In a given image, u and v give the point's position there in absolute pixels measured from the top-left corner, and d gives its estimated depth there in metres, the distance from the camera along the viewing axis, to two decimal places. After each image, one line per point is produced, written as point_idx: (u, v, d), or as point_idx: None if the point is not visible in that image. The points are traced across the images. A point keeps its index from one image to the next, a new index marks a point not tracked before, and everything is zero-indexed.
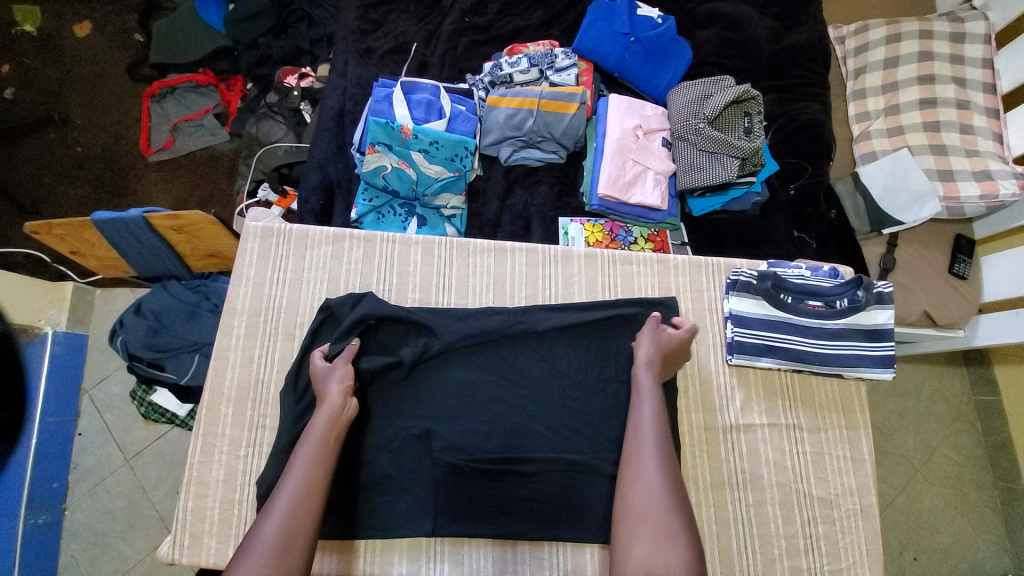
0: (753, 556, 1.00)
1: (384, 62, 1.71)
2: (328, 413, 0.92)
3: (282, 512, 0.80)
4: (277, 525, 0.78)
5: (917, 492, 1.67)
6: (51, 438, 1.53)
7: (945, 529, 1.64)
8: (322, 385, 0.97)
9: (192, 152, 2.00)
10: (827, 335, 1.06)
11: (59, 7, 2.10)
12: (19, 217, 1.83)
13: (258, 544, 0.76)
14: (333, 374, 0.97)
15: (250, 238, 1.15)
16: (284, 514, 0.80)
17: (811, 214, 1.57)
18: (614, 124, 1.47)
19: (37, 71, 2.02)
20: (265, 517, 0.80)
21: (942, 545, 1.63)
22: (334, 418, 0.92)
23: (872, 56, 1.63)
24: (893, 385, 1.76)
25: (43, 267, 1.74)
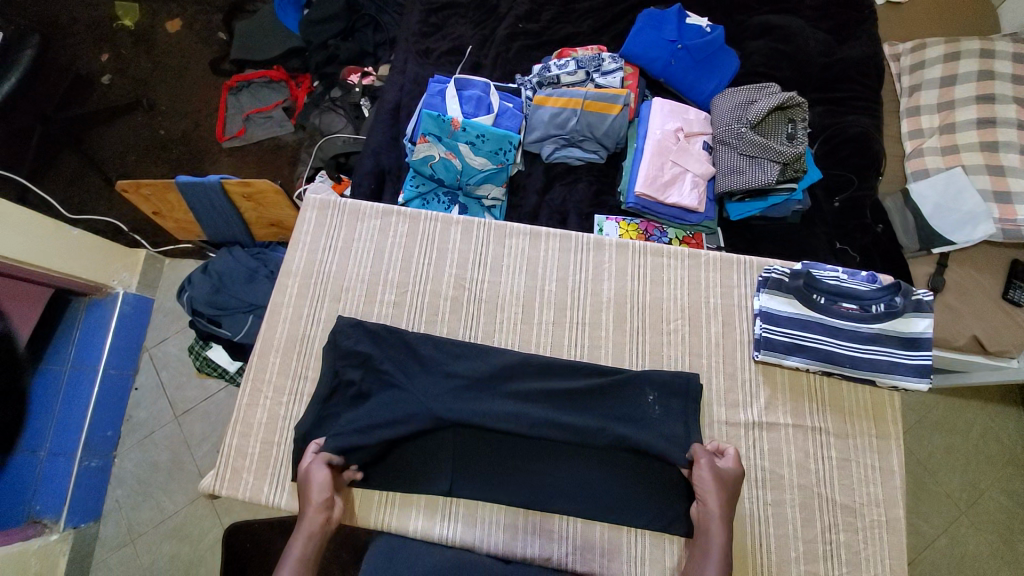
0: (767, 557, 0.99)
1: (440, 61, 1.83)
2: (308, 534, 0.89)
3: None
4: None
5: (963, 535, 1.56)
6: (111, 388, 1.68)
7: None
8: (308, 492, 0.94)
9: (260, 140, 2.18)
10: (860, 338, 1.05)
11: (158, 8, 2.37)
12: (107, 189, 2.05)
13: None
14: (316, 485, 0.94)
15: (308, 208, 1.25)
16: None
17: (856, 227, 1.52)
18: (655, 126, 1.51)
19: (134, 62, 2.27)
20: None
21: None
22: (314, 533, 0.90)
23: (928, 75, 1.60)
24: (941, 419, 1.66)
25: (120, 234, 1.93)
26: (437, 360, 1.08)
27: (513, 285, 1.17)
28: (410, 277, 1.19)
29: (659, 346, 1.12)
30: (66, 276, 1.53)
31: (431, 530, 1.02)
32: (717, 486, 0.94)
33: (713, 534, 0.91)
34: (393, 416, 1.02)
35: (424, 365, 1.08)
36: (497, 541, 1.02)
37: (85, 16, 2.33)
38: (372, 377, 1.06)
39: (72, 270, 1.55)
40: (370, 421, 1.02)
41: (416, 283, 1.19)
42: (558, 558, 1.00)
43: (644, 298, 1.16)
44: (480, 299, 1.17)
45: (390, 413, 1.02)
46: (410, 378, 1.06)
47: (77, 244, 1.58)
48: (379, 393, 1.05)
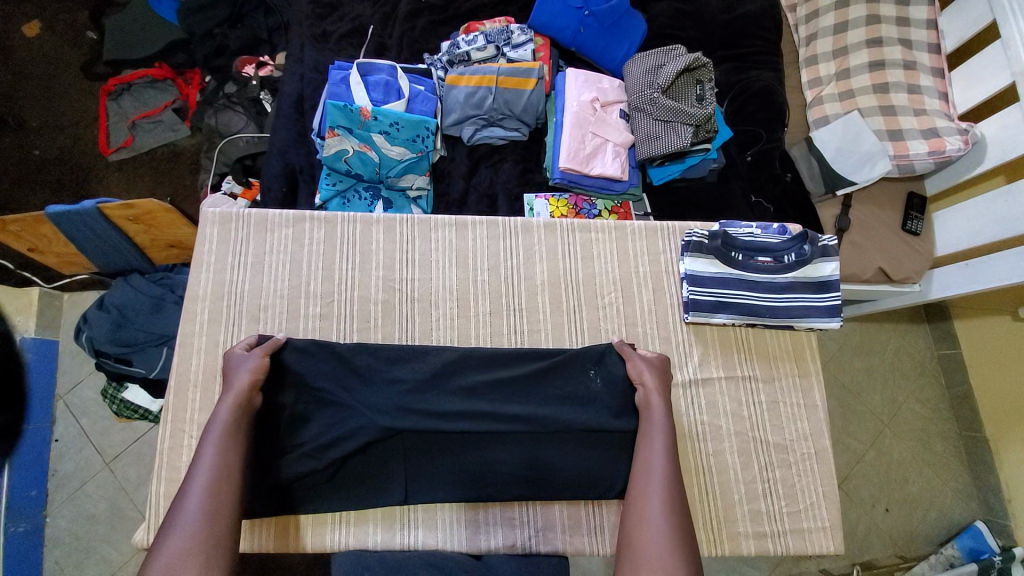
0: (714, 503, 1.05)
1: (341, 45, 1.70)
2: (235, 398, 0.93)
3: (200, 494, 0.81)
4: (200, 501, 0.80)
5: (886, 444, 1.74)
6: (25, 445, 1.51)
7: (913, 478, 1.72)
8: (232, 371, 0.98)
9: (153, 149, 1.96)
10: (777, 288, 1.11)
11: (3, 6, 2.04)
12: None
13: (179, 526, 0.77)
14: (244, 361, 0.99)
15: (208, 224, 1.14)
16: (200, 495, 0.81)
17: (768, 178, 1.60)
18: (571, 98, 1.48)
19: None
20: (181, 502, 0.81)
21: (910, 494, 1.71)
22: (241, 400, 0.94)
23: (822, 23, 1.67)
24: (862, 344, 1.82)
25: (6, 273, 1.66)
26: (375, 368, 1.03)
27: (443, 281, 1.14)
28: (334, 285, 1.12)
29: (596, 322, 1.13)
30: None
31: (393, 541, 1.01)
32: (653, 372, 1.04)
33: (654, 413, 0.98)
34: (337, 431, 0.99)
35: (362, 375, 1.03)
36: (461, 540, 1.02)
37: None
38: (308, 398, 1.02)
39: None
40: (320, 435, 0.98)
41: (342, 291, 1.12)
42: (523, 543, 1.02)
43: (578, 275, 1.16)
44: (412, 299, 1.13)
45: (333, 427, 0.99)
46: (353, 394, 1.01)
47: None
48: (321, 410, 1.01)
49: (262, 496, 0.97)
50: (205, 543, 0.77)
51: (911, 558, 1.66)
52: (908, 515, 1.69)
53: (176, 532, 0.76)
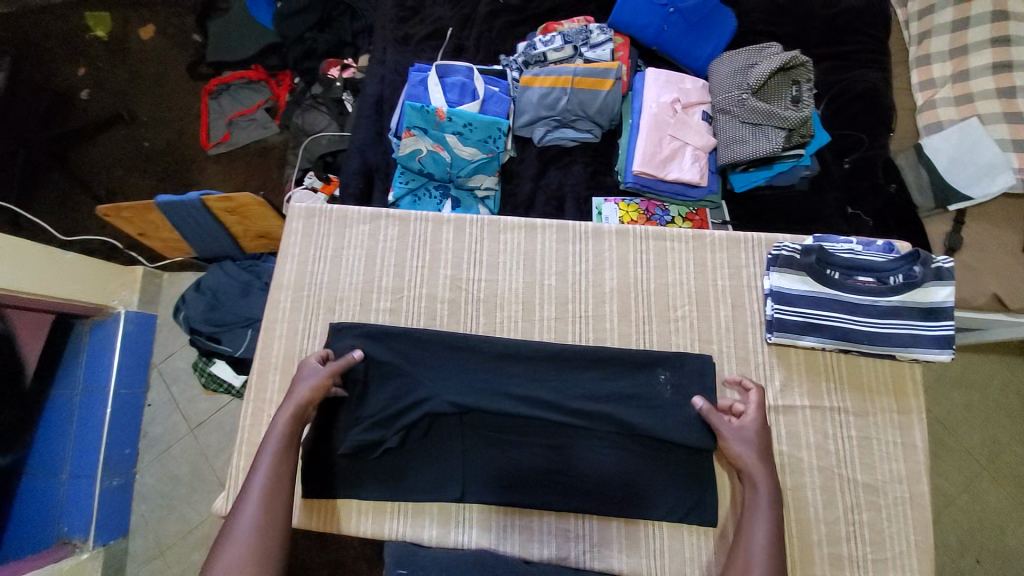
0: (790, 541, 0.96)
1: (421, 47, 1.75)
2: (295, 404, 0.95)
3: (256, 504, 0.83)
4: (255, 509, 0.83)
5: (982, 489, 1.52)
6: (124, 406, 1.72)
7: (1010, 529, 1.49)
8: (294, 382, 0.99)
9: (245, 145, 2.13)
10: (879, 312, 1.00)
11: (127, 14, 2.30)
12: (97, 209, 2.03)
13: (233, 541, 0.79)
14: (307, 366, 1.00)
15: (294, 218, 1.21)
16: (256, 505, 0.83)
17: (868, 188, 1.45)
18: (649, 99, 1.42)
19: (108, 73, 2.22)
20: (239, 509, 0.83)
21: (1008, 547, 1.48)
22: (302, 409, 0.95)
23: (938, 19, 1.48)
24: (958, 376, 1.61)
25: (117, 253, 1.96)
26: (442, 361, 1.07)
27: (510, 284, 1.13)
28: (404, 281, 1.15)
29: (667, 335, 1.07)
30: (65, 300, 1.55)
31: (447, 538, 1.01)
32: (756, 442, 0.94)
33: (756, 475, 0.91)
34: (405, 410, 1.03)
35: (429, 363, 1.07)
36: (514, 546, 1.00)
37: (51, 27, 2.28)
38: (376, 369, 1.06)
39: (68, 292, 1.57)
40: (387, 415, 1.03)
41: (411, 287, 1.15)
42: (575, 557, 0.99)
43: (649, 285, 1.10)
44: (478, 299, 1.13)
45: (400, 415, 1.03)
46: (416, 363, 1.06)
47: (70, 266, 1.59)
48: (388, 381, 1.05)
49: (330, 477, 1.03)
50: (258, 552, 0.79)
51: None
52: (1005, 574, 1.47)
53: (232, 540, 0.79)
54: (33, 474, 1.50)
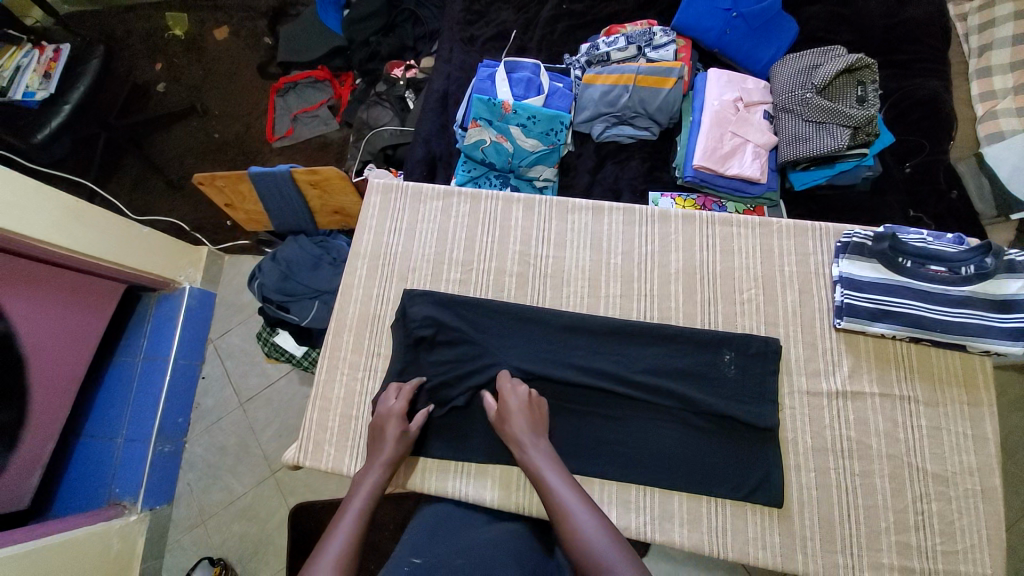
0: (857, 526, 0.95)
1: (485, 48, 1.84)
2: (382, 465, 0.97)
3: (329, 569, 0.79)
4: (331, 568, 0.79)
5: None
6: (182, 376, 1.79)
7: None
8: (377, 425, 1.02)
9: (308, 139, 2.25)
10: (952, 302, 0.99)
11: (204, 16, 2.49)
12: (168, 192, 2.17)
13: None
14: (390, 423, 1.01)
15: (372, 193, 1.29)
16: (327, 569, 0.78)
17: (929, 192, 1.43)
18: (712, 96, 1.47)
19: (184, 70, 2.40)
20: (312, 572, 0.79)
21: None
22: (384, 460, 0.98)
23: (998, 33, 1.49)
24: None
25: (182, 233, 2.09)
26: (508, 331, 1.11)
27: (577, 261, 1.17)
28: (474, 255, 1.21)
29: (732, 316, 1.09)
30: (139, 272, 1.64)
31: (509, 502, 1.03)
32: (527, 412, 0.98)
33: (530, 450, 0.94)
34: (475, 374, 1.07)
35: (495, 332, 1.11)
36: None
37: (136, 27, 2.49)
38: (445, 334, 1.10)
39: (143, 265, 1.65)
40: (458, 377, 1.08)
41: (481, 260, 1.20)
42: (637, 528, 0.98)
43: (715, 268, 1.13)
44: (545, 274, 1.17)
45: (470, 375, 1.08)
46: (484, 332, 1.11)
47: (146, 240, 1.67)
48: (456, 346, 1.10)
49: None
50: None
51: None
52: None
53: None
54: (94, 436, 1.63)
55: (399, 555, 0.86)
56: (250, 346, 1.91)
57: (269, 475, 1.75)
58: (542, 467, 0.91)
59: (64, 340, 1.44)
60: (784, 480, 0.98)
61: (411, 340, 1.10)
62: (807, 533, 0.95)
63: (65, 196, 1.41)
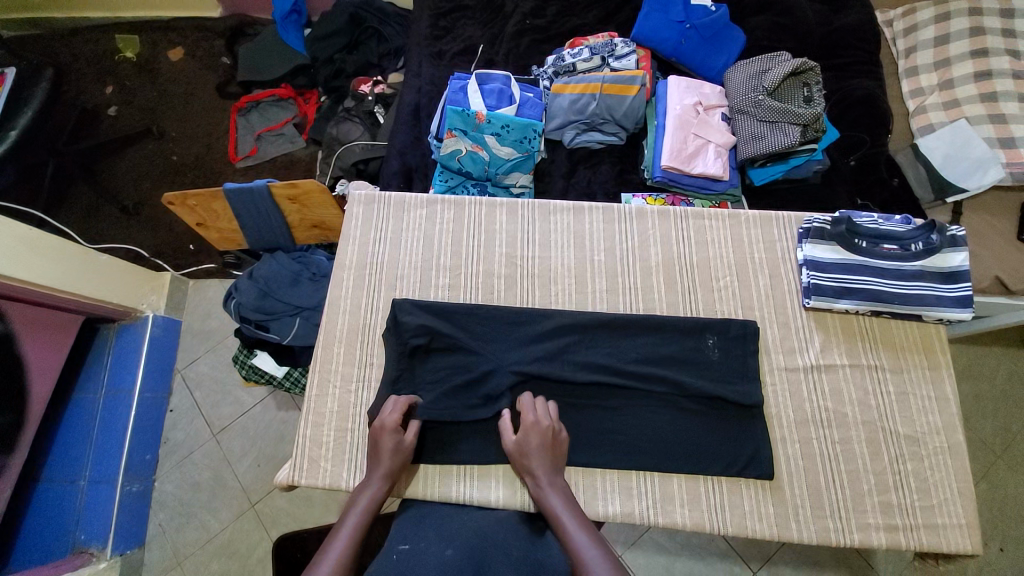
0: (843, 491, 1.02)
1: (453, 62, 1.88)
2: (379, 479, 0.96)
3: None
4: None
5: (999, 477, 1.54)
6: (148, 410, 1.69)
7: None
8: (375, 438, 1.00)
9: (273, 158, 2.19)
10: (905, 276, 1.10)
11: (156, 37, 2.42)
12: (123, 219, 2.07)
13: None
14: (384, 435, 0.99)
15: (354, 204, 1.29)
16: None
17: (874, 181, 1.57)
18: (673, 102, 1.57)
19: (137, 92, 2.32)
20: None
21: None
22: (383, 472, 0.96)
23: (921, 36, 1.67)
24: (962, 367, 1.66)
25: (142, 260, 2.00)
26: (501, 332, 1.13)
27: (563, 260, 1.21)
28: (462, 260, 1.23)
29: (711, 302, 1.16)
30: (100, 302, 1.55)
31: (515, 499, 1.04)
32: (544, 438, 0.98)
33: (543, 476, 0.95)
34: (471, 376, 1.08)
35: (489, 333, 1.13)
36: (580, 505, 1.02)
37: (82, 50, 2.40)
38: (440, 341, 1.11)
39: (102, 294, 1.56)
40: (456, 380, 1.08)
41: (468, 264, 1.22)
42: (641, 514, 1.01)
43: (692, 259, 1.20)
44: (533, 274, 1.21)
45: (466, 377, 1.08)
46: (477, 335, 1.12)
47: (105, 267, 1.58)
48: (451, 350, 1.11)
49: None
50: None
51: None
52: None
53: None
54: (53, 480, 1.50)
55: (389, 543, 0.88)
56: (221, 373, 1.82)
57: (249, 507, 1.66)
58: (554, 499, 0.92)
59: (19, 379, 1.34)
60: (774, 454, 1.04)
61: (404, 347, 1.10)
62: (799, 502, 1.01)
63: (15, 226, 1.31)
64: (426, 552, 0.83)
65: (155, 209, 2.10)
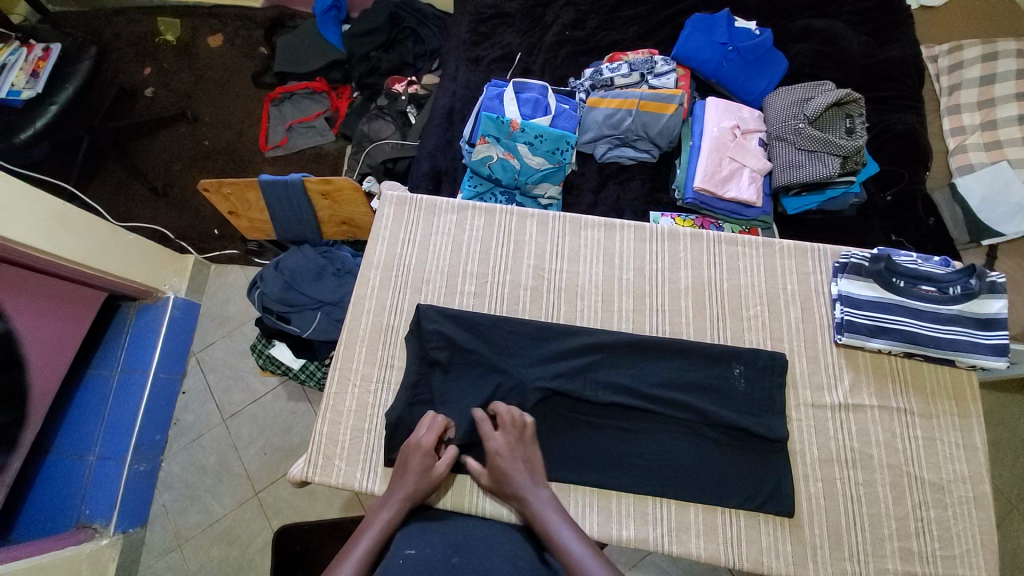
0: (863, 535, 0.99)
1: (490, 68, 1.88)
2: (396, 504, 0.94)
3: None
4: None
5: (1014, 530, 1.48)
6: (161, 391, 1.71)
7: None
8: (406, 459, 0.99)
9: (302, 149, 2.21)
10: (942, 319, 1.07)
11: (197, 24, 2.46)
12: (151, 199, 2.09)
13: None
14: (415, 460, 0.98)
15: (386, 204, 1.30)
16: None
17: (909, 219, 1.54)
18: (711, 123, 1.55)
19: (174, 76, 2.35)
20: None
21: None
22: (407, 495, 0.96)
23: (966, 74, 1.64)
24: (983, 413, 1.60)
25: (166, 241, 2.02)
26: (523, 344, 1.12)
27: (591, 275, 1.20)
28: (489, 268, 1.22)
29: (738, 330, 1.14)
30: (123, 280, 1.55)
31: None
32: (516, 454, 0.97)
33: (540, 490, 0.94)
34: (490, 387, 1.07)
35: (511, 345, 1.12)
36: (592, 526, 1.00)
37: (125, 31, 2.44)
38: (462, 348, 1.11)
39: (126, 272, 1.56)
40: (475, 389, 1.07)
41: (495, 273, 1.22)
42: (654, 541, 0.99)
43: (722, 285, 1.18)
44: (559, 288, 1.20)
45: (485, 388, 1.07)
46: (499, 346, 1.12)
47: (131, 246, 1.59)
48: (472, 359, 1.10)
49: None
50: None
51: None
52: None
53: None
54: (62, 453, 1.51)
55: (395, 546, 0.86)
56: (235, 359, 1.83)
57: (252, 494, 1.66)
58: (546, 514, 0.91)
59: (41, 351, 1.35)
60: (794, 492, 1.01)
61: (427, 352, 1.09)
62: (817, 542, 0.99)
63: (48, 199, 1.35)
64: (432, 557, 0.82)
65: (183, 191, 2.12)
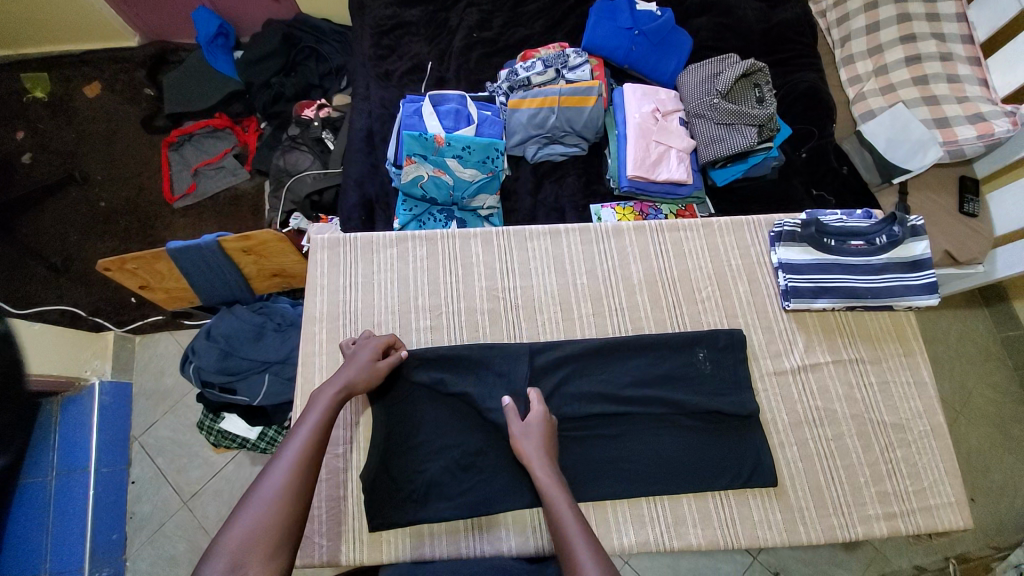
0: (841, 487, 1.05)
1: (402, 82, 1.79)
2: (345, 379, 0.94)
3: (285, 467, 0.77)
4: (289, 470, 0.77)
5: (960, 432, 1.63)
6: (107, 487, 1.54)
7: (995, 466, 1.60)
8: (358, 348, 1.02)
9: (214, 193, 2.01)
10: (873, 270, 1.14)
11: (68, 72, 2.19)
12: (51, 277, 1.86)
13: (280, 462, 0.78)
14: (363, 351, 1.01)
15: (317, 249, 1.21)
16: (286, 467, 0.77)
17: (825, 172, 1.63)
18: (632, 110, 1.56)
19: (52, 135, 2.09)
20: (268, 471, 0.77)
21: (996, 483, 1.58)
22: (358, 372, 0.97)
23: (854, 25, 1.75)
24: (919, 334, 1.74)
25: (79, 321, 1.79)
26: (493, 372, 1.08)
27: (545, 287, 1.18)
28: (441, 297, 1.17)
29: (695, 315, 1.17)
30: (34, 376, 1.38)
31: (526, 545, 1.00)
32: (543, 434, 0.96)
33: (553, 495, 0.85)
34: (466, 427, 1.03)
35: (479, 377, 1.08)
36: None
37: None
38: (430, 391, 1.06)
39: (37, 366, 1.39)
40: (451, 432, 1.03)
41: (448, 302, 1.17)
42: (656, 541, 1.00)
43: (673, 273, 1.20)
44: (517, 306, 1.17)
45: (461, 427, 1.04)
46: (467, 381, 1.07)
47: (38, 337, 1.42)
48: (444, 399, 1.06)
49: (397, 502, 1.01)
50: (281, 520, 0.72)
51: (1006, 548, 1.51)
52: (1001, 508, 1.56)
53: (257, 501, 0.72)
54: None
55: None
56: (184, 436, 1.67)
57: None
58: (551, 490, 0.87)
59: None
60: (774, 461, 1.05)
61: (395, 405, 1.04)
62: (803, 504, 1.03)
63: None
64: None
65: (86, 263, 1.90)
